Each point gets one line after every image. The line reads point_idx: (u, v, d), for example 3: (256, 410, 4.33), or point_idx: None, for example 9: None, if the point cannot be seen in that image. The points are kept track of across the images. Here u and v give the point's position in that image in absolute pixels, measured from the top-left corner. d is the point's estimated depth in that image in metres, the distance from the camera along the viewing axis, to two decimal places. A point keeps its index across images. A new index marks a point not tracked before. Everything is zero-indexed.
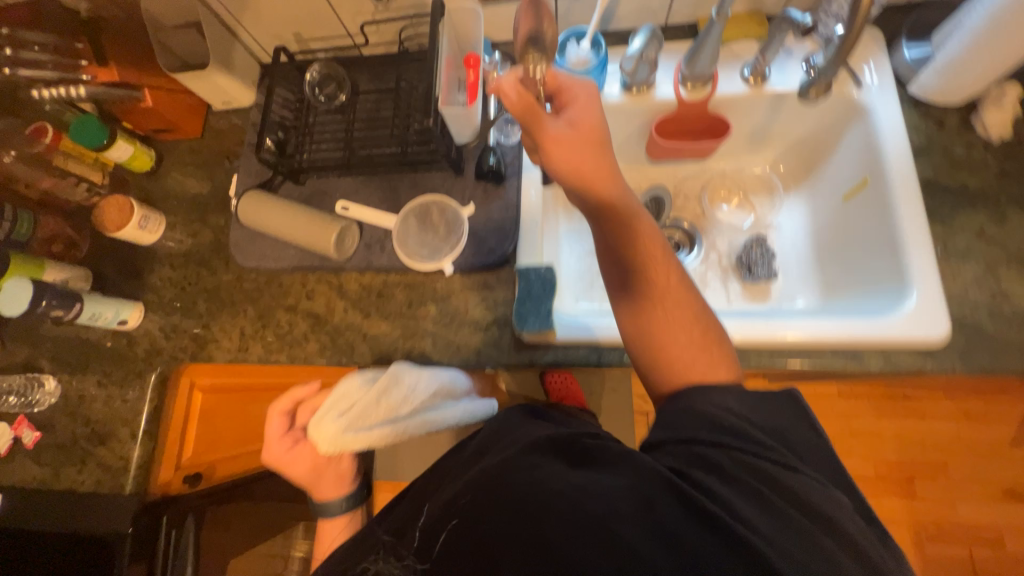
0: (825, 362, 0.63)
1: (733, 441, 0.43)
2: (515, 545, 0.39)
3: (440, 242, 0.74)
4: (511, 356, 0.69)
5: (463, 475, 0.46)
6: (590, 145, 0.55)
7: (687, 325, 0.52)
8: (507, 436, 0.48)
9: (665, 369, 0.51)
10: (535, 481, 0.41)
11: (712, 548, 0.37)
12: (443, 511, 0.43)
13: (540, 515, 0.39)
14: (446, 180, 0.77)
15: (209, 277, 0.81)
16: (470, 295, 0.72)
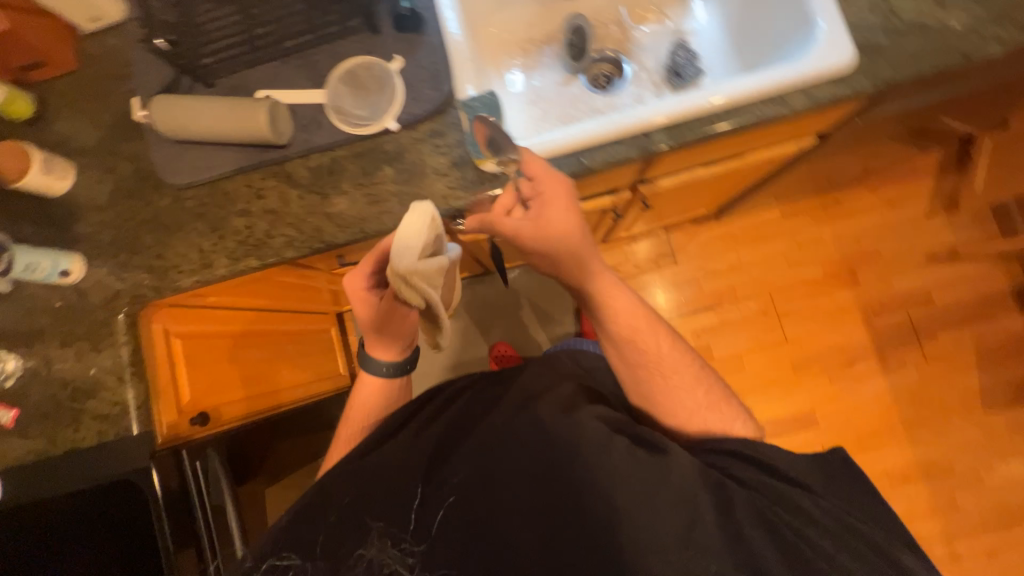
0: (760, 119, 0.69)
1: (742, 483, 0.64)
2: (529, 470, 0.62)
3: (375, 100, 0.72)
4: (478, 191, 0.70)
5: (488, 424, 0.67)
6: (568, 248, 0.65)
7: (712, 407, 0.73)
8: (536, 386, 0.72)
9: (697, 428, 0.72)
10: (542, 420, 0.66)
11: (670, 482, 0.61)
12: (467, 460, 0.63)
13: (551, 445, 0.63)
14: (365, 41, 0.74)
15: (145, 208, 0.76)
16: (422, 146, 0.72)
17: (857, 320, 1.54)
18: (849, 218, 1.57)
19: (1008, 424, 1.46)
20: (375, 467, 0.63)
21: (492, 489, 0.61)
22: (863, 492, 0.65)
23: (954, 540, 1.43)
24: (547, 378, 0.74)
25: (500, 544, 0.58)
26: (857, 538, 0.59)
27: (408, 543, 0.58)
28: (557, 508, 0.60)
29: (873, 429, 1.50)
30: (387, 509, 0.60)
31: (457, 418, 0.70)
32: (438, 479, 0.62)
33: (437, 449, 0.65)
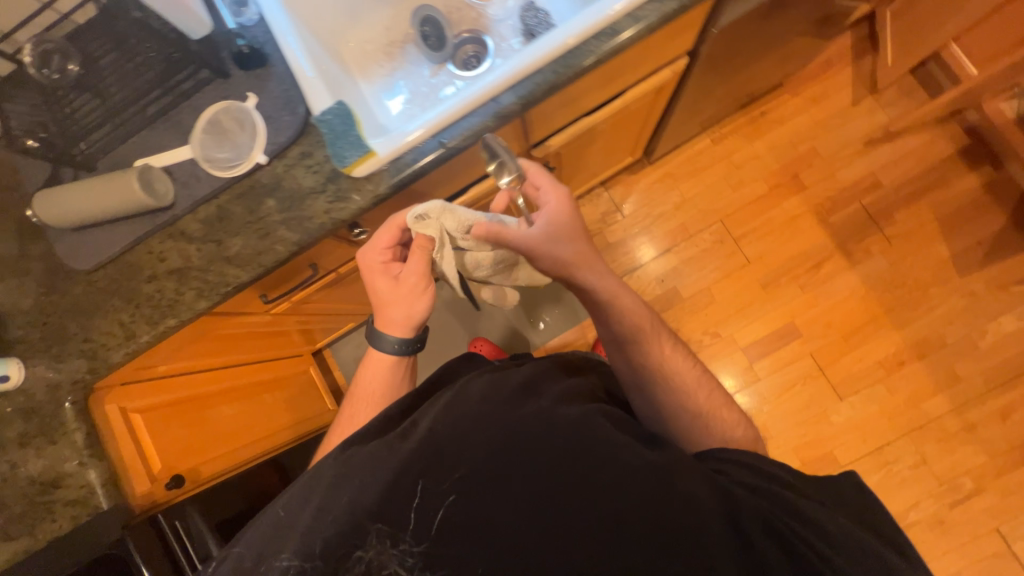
0: (597, 54, 0.71)
1: (756, 485, 0.62)
2: (530, 462, 0.58)
3: (242, 141, 0.76)
4: (356, 198, 0.73)
5: (483, 421, 0.62)
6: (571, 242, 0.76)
7: (706, 398, 0.76)
8: (535, 382, 0.70)
9: (700, 429, 0.74)
10: (556, 421, 0.61)
11: (672, 484, 0.57)
12: (461, 458, 0.58)
13: (552, 436, 0.59)
14: (220, 87, 0.77)
15: (65, 299, 0.79)
16: (296, 170, 0.75)
17: (813, 222, 1.53)
18: (779, 125, 1.57)
19: (986, 282, 1.45)
20: (368, 469, 0.59)
21: (490, 486, 0.56)
22: (850, 499, 0.67)
23: (962, 408, 1.42)
24: (545, 375, 0.72)
25: (500, 537, 0.55)
26: (847, 539, 0.58)
27: (408, 543, 0.55)
28: (558, 500, 0.56)
29: (857, 322, 1.49)
30: (380, 514, 0.56)
31: (446, 415, 0.63)
32: (428, 480, 0.57)
33: (428, 449, 0.59)
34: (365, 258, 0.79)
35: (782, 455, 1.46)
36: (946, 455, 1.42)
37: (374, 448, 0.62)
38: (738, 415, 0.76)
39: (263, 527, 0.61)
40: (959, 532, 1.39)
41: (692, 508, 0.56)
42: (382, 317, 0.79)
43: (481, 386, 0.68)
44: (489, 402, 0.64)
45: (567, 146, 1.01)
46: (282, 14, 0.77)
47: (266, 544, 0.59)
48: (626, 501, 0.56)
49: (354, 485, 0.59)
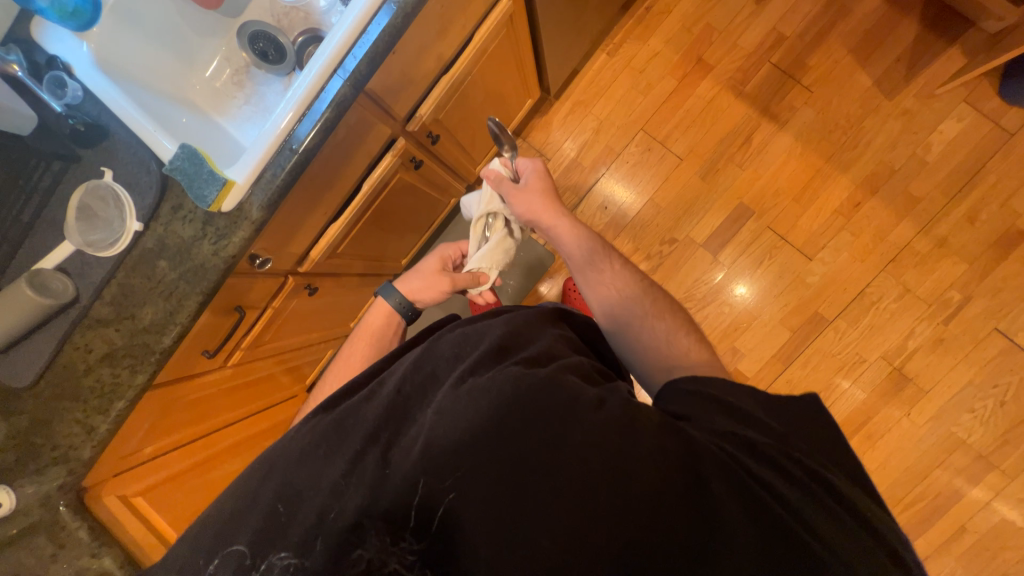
0: (402, 7, 0.71)
1: (750, 447, 0.51)
2: (499, 431, 0.51)
3: (114, 216, 0.78)
4: (237, 230, 0.74)
5: (453, 385, 0.56)
6: (538, 195, 0.85)
7: (661, 317, 0.72)
8: (510, 338, 0.61)
9: (649, 346, 0.69)
10: (531, 390, 0.52)
11: (641, 443, 0.49)
12: (426, 427, 0.53)
13: (520, 398, 0.52)
14: (78, 172, 0.80)
15: (18, 417, 0.79)
16: (175, 225, 0.76)
17: (731, 98, 1.50)
18: (667, 15, 1.53)
19: (914, 96, 1.42)
20: (337, 442, 0.55)
21: (462, 464, 0.50)
22: (835, 449, 0.55)
23: (930, 226, 1.41)
24: (521, 331, 0.63)
25: (470, 522, 0.49)
26: (816, 489, 0.49)
27: (407, 541, 0.50)
28: (526, 470, 0.49)
29: (804, 179, 1.47)
30: (350, 492, 0.52)
31: (415, 374, 0.59)
32: (396, 453, 0.53)
33: (393, 413, 0.56)
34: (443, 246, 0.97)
35: (772, 332, 1.46)
36: (927, 276, 1.41)
37: (338, 421, 0.57)
38: (695, 335, 0.71)
39: (227, 505, 0.55)
40: (962, 344, 1.39)
41: (658, 461, 0.48)
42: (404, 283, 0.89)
43: (454, 340, 0.62)
44: (462, 361, 0.59)
45: (444, 110, 1.01)
46: (105, 84, 0.77)
47: (247, 531, 0.52)
48: (599, 466, 0.49)
49: (319, 457, 0.55)
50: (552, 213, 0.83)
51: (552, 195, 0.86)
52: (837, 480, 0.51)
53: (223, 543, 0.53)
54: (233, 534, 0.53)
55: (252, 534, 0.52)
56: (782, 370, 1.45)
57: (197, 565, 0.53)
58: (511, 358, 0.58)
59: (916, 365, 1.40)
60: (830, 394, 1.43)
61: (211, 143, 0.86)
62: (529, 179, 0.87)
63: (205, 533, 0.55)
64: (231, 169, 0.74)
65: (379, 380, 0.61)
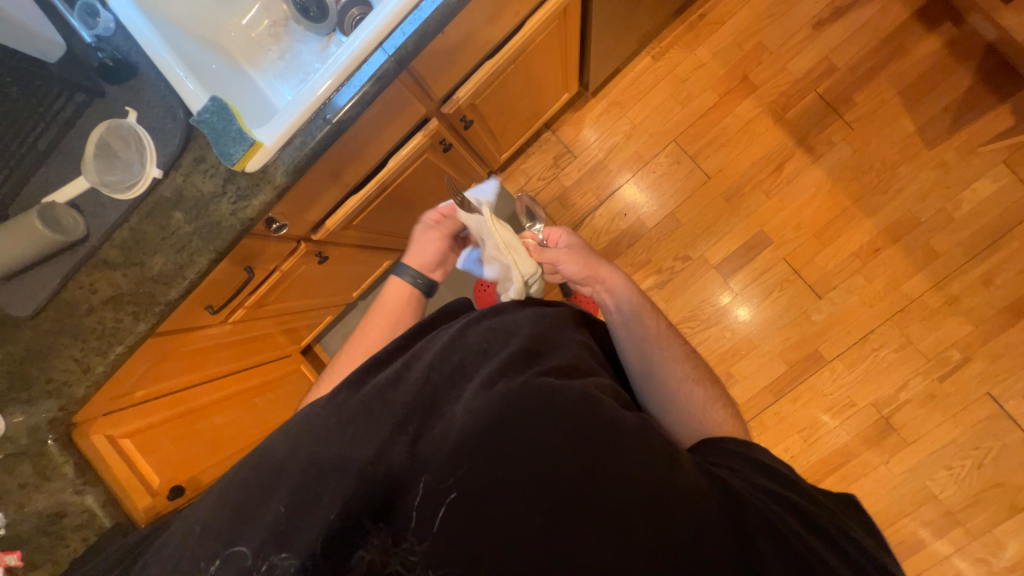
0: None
1: (787, 506, 0.52)
2: (530, 442, 0.51)
3: (133, 157, 0.75)
4: (258, 193, 0.72)
5: (483, 385, 0.56)
6: (579, 257, 0.81)
7: (700, 383, 0.71)
8: (539, 343, 0.62)
9: (685, 408, 0.68)
10: (565, 406, 0.53)
11: (677, 478, 0.50)
12: (455, 426, 0.53)
13: (556, 413, 0.52)
14: (100, 107, 0.77)
15: (17, 343, 0.78)
16: (195, 178, 0.74)
17: (770, 122, 1.47)
18: (719, 26, 1.48)
19: (955, 149, 1.40)
20: (365, 425, 0.56)
21: (485, 471, 0.50)
22: (858, 511, 0.57)
23: (944, 282, 1.40)
24: (548, 334, 0.64)
25: (490, 533, 0.48)
26: (859, 559, 0.50)
27: (410, 541, 0.49)
28: (560, 494, 0.49)
29: (829, 216, 1.45)
30: (372, 479, 0.51)
31: (442, 364, 0.60)
32: (424, 445, 0.54)
33: (423, 402, 0.57)
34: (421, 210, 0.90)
35: (769, 363, 1.47)
36: (932, 332, 1.41)
37: (366, 403, 0.58)
38: (729, 408, 0.69)
39: (227, 490, 0.56)
40: (952, 403, 1.40)
41: (696, 500, 0.49)
42: (411, 254, 0.88)
43: (482, 334, 0.63)
44: (491, 359, 0.60)
45: (482, 95, 0.98)
46: (139, 18, 0.74)
47: (242, 526, 0.52)
48: (632, 494, 0.49)
49: (342, 439, 0.55)
50: (593, 274, 0.79)
51: (598, 253, 0.83)
52: (874, 548, 0.53)
53: (223, 531, 0.52)
54: (225, 536, 0.52)
55: (257, 523, 0.51)
56: (772, 401, 1.46)
57: (195, 548, 0.53)
58: (541, 363, 0.59)
59: (904, 417, 1.42)
60: (814, 431, 1.45)
61: (242, 97, 0.83)
62: (564, 244, 0.83)
63: (214, 502, 0.55)
64: (260, 129, 0.72)
65: (405, 364, 0.62)
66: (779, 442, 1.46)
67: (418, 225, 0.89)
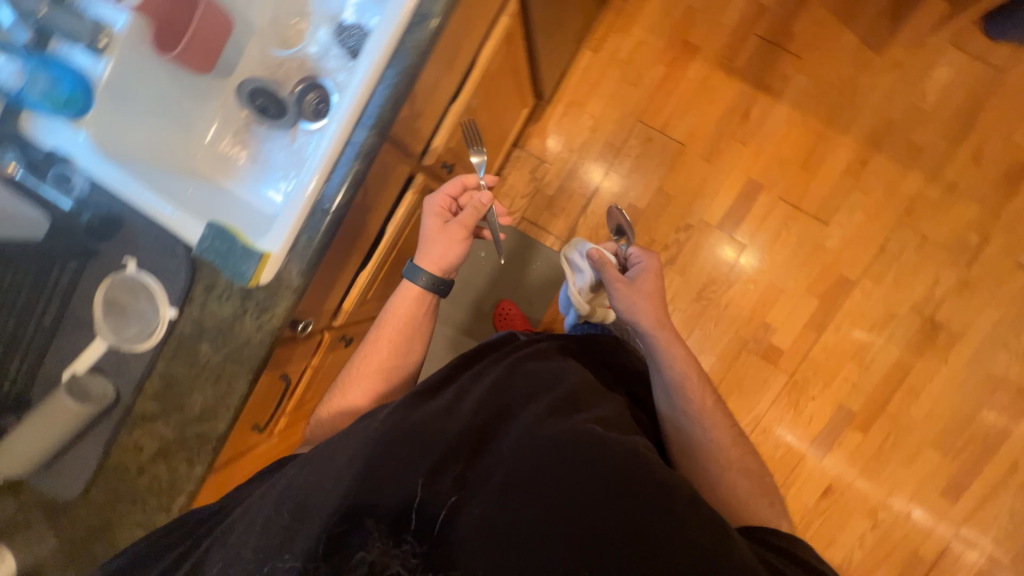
0: (420, 48, 0.68)
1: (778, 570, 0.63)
2: (571, 477, 0.60)
3: (144, 307, 0.74)
4: (279, 300, 0.71)
5: (533, 421, 0.66)
6: (648, 299, 0.92)
7: (718, 450, 0.82)
8: (578, 392, 0.72)
9: (696, 463, 0.82)
10: (610, 457, 0.62)
11: (700, 517, 0.59)
12: (505, 462, 0.62)
13: (602, 463, 0.61)
14: (96, 267, 0.75)
15: (76, 526, 0.75)
16: (209, 305, 0.73)
17: (722, 76, 1.49)
18: (645, 3, 1.51)
19: (904, 46, 1.42)
20: (419, 447, 0.63)
21: (528, 499, 0.59)
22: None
23: (938, 173, 1.42)
24: (592, 387, 0.75)
25: (515, 542, 0.58)
26: None
27: (410, 543, 0.59)
28: (579, 522, 0.58)
29: (808, 145, 1.47)
30: (422, 493, 0.60)
31: (494, 400, 0.69)
32: (472, 475, 0.62)
33: (473, 435, 0.65)
34: (431, 203, 0.89)
35: (799, 302, 1.48)
36: (942, 224, 1.42)
37: (421, 426, 0.65)
38: (743, 479, 0.82)
39: (289, 491, 0.63)
40: (985, 285, 1.41)
41: (705, 536, 0.58)
42: (425, 254, 0.88)
43: (532, 375, 0.73)
44: (538, 401, 0.69)
45: (456, 137, 0.98)
46: (113, 172, 0.73)
47: (293, 535, 0.59)
48: (651, 548, 0.57)
49: (399, 458, 0.61)
50: (657, 319, 0.90)
51: (659, 302, 0.92)
52: None
53: (277, 533, 0.60)
54: (280, 537, 0.60)
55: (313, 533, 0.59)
56: (816, 338, 1.49)
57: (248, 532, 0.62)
58: (583, 411, 0.69)
59: (946, 313, 1.43)
60: (865, 353, 1.47)
61: (231, 212, 0.81)
62: (637, 278, 0.94)
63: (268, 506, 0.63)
64: (264, 237, 0.70)
65: (458, 395, 0.70)
66: (836, 374, 1.49)
67: (432, 223, 0.88)
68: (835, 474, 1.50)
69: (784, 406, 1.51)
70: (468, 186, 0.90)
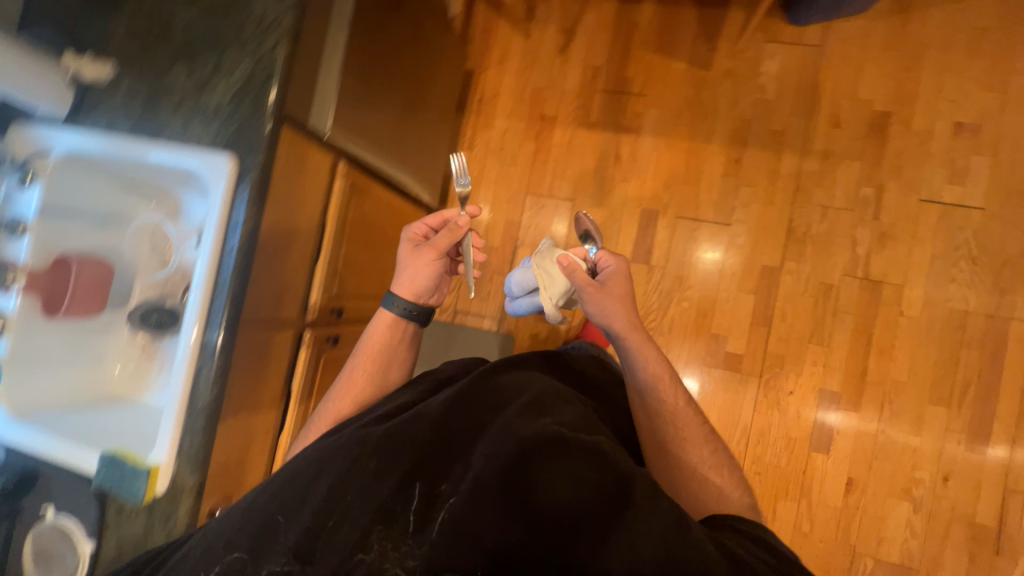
0: (240, 250, 0.78)
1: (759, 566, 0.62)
2: (531, 477, 0.63)
3: (65, 548, 0.79)
4: (178, 505, 0.76)
5: (499, 430, 0.69)
6: (619, 303, 0.90)
7: (690, 444, 0.85)
8: (543, 401, 0.75)
9: (671, 457, 0.84)
10: (571, 460, 0.63)
11: (658, 507, 0.61)
12: (473, 470, 0.66)
13: (561, 462, 0.63)
14: (24, 523, 0.83)
15: None
16: (119, 531, 0.78)
17: (585, 132, 1.63)
18: (497, 98, 1.69)
19: (729, 54, 1.55)
20: (388, 462, 0.68)
21: (492, 501, 0.63)
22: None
23: (807, 147, 1.49)
24: (555, 399, 0.77)
25: (480, 542, 0.61)
26: None
27: (405, 546, 0.63)
28: (540, 517, 0.61)
29: (683, 163, 1.56)
30: (393, 504, 0.65)
31: (462, 411, 0.73)
32: (443, 483, 0.67)
33: (439, 447, 0.69)
34: (410, 232, 0.96)
35: (736, 303, 1.49)
36: (834, 189, 1.46)
37: (388, 439, 0.70)
38: (720, 469, 0.85)
39: (271, 510, 0.67)
40: (901, 229, 1.42)
41: (660, 525, 0.60)
42: (399, 282, 0.95)
43: (502, 388, 0.78)
44: (506, 409, 0.73)
45: (337, 283, 1.07)
46: (23, 432, 0.82)
47: (270, 546, 0.65)
48: (604, 529, 0.60)
49: (370, 472, 0.67)
50: (628, 322, 0.90)
51: (630, 306, 0.91)
52: None
53: (262, 553, 0.65)
54: (263, 551, 0.65)
55: (293, 547, 0.64)
56: (767, 332, 1.47)
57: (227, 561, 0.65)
58: (550, 416, 0.72)
59: (877, 267, 1.42)
60: (821, 331, 1.44)
61: (139, 429, 0.87)
62: (608, 285, 0.91)
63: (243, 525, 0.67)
64: (151, 453, 0.77)
65: (423, 408, 0.74)
66: (802, 360, 1.45)
67: (409, 253, 0.95)
68: (850, 462, 1.41)
69: (767, 408, 1.46)
70: (447, 218, 0.96)
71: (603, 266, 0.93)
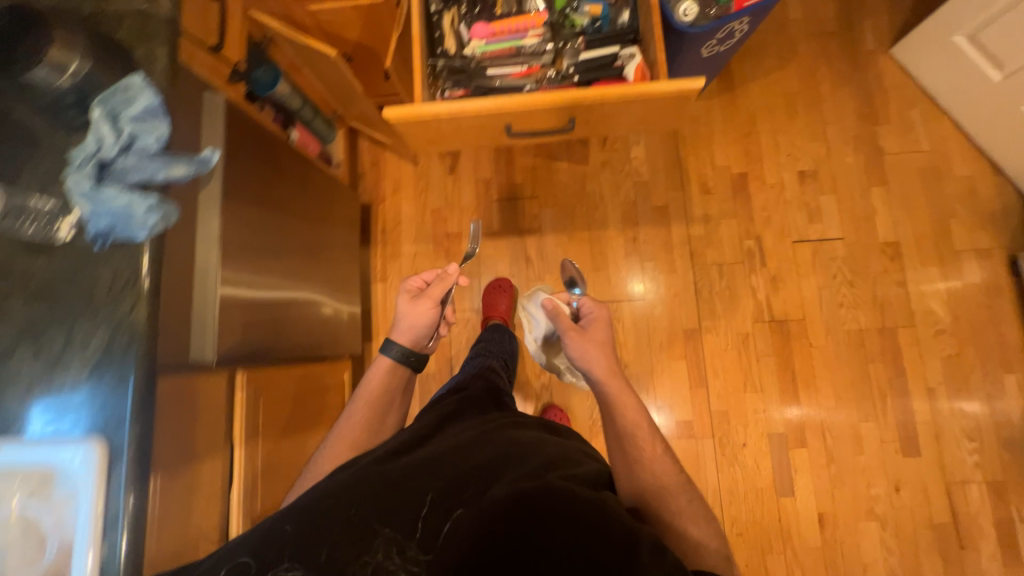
0: (128, 542, 0.69)
1: None
2: (541, 523, 0.67)
3: None
4: None
5: (517, 479, 0.72)
6: (601, 350, 0.97)
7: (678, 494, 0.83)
8: (553, 462, 0.79)
9: (660, 509, 0.81)
10: (583, 520, 0.67)
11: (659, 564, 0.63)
12: (484, 512, 0.68)
13: (573, 515, 0.67)
14: None
15: None
16: None
17: (491, 242, 1.68)
18: (399, 226, 1.71)
19: (601, 148, 1.69)
20: (408, 494, 0.72)
21: (498, 539, 0.66)
22: None
23: (689, 216, 1.64)
24: (566, 457, 0.82)
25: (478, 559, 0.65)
26: None
27: (412, 553, 0.67)
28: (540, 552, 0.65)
29: (588, 253, 1.65)
30: (404, 527, 0.69)
31: (487, 458, 0.77)
32: (454, 513, 0.70)
33: (456, 482, 0.73)
34: (409, 285, 1.03)
35: (670, 372, 1.56)
36: (722, 248, 1.61)
37: (409, 470, 0.75)
38: (708, 522, 0.81)
39: (293, 535, 0.68)
40: (787, 271, 1.58)
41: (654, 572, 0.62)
42: (397, 331, 0.99)
43: (519, 441, 0.83)
44: (521, 463, 0.77)
45: (257, 500, 1.03)
46: None
47: (285, 553, 0.67)
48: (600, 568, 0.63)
49: (393, 500, 0.71)
50: (611, 371, 0.95)
51: (610, 352, 0.98)
52: None
53: (271, 550, 0.67)
54: (279, 542, 0.68)
55: (304, 539, 0.67)
56: (706, 392, 1.54)
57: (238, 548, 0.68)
58: (556, 472, 0.76)
59: (778, 310, 1.56)
60: (750, 380, 1.53)
61: None
62: (590, 333, 0.99)
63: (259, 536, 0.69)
64: None
65: (447, 452, 0.79)
66: (744, 411, 1.52)
67: (408, 302, 1.01)
68: (816, 498, 1.46)
69: (728, 464, 1.50)
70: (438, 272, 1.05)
71: (586, 312, 1.03)
